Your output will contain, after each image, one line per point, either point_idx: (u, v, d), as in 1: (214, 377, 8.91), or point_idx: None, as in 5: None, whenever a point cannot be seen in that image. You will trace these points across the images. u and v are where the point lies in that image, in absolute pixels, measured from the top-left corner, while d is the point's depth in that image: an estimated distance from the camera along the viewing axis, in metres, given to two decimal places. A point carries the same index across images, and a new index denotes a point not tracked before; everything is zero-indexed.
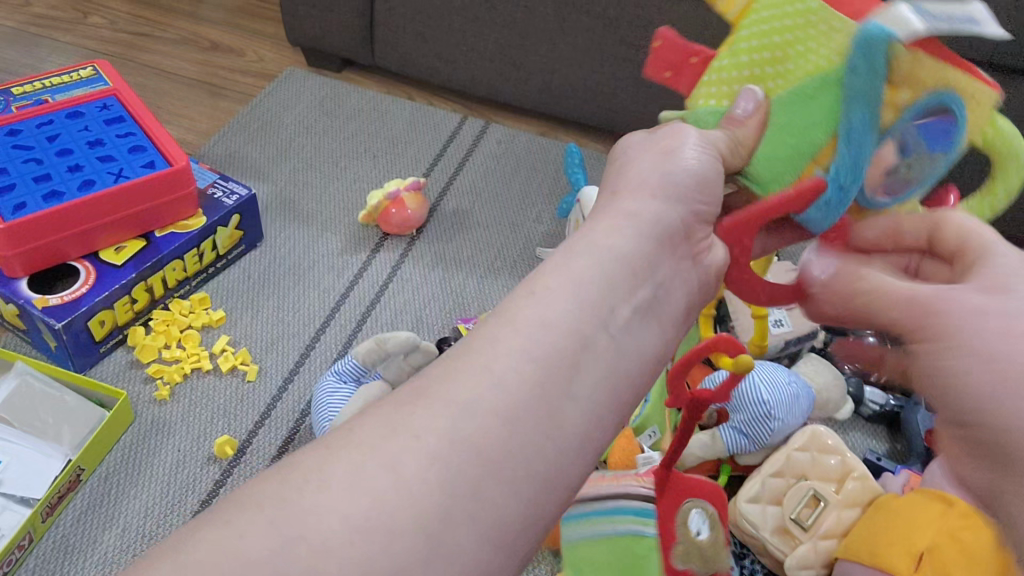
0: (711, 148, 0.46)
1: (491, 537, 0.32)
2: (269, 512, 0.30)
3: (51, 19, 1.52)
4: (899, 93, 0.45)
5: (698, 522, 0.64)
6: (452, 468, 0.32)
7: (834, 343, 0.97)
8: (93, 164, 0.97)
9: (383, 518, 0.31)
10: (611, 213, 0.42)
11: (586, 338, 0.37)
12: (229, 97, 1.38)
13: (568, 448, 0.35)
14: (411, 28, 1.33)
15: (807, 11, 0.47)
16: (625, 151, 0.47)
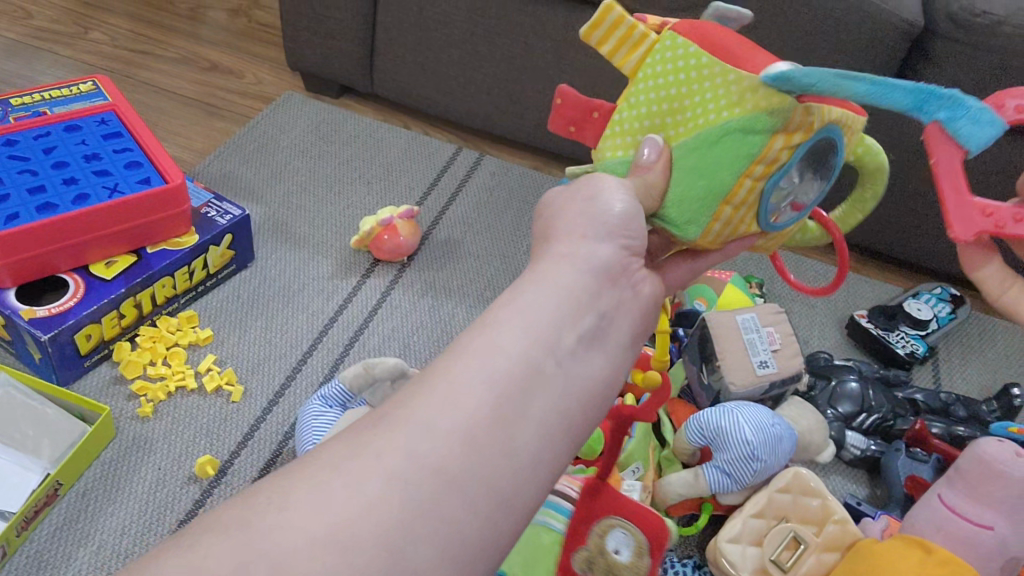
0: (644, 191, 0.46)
1: (455, 558, 0.32)
2: (233, 531, 0.30)
3: (52, 33, 1.53)
4: (793, 135, 0.46)
5: (614, 541, 0.69)
6: (411, 488, 0.32)
7: (818, 388, 0.97)
8: (88, 178, 0.97)
9: (345, 535, 0.30)
10: (577, 244, 0.41)
11: (533, 367, 0.36)
12: (226, 118, 1.39)
13: (522, 471, 0.34)
14: (410, 59, 1.35)
15: (699, 66, 0.48)
16: (547, 203, 0.45)
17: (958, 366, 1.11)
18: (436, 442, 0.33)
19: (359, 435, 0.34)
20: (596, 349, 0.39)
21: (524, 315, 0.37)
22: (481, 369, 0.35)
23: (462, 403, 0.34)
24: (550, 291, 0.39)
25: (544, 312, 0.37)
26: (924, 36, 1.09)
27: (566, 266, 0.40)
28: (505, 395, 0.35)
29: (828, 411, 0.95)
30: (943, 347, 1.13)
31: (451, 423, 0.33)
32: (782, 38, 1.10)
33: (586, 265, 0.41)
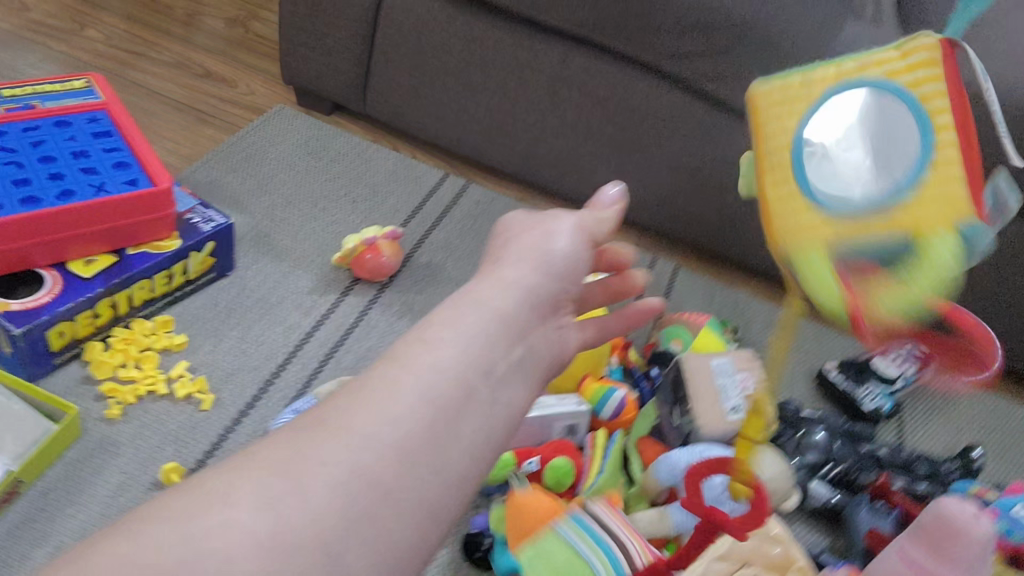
0: (579, 233, 0.54)
1: (382, 560, 0.37)
2: (182, 525, 0.33)
3: (47, 27, 1.53)
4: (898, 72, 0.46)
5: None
6: (349, 493, 0.37)
7: (785, 435, 0.99)
8: (75, 175, 0.97)
9: (288, 534, 0.34)
10: (500, 273, 0.49)
11: (468, 388, 0.42)
12: (215, 124, 1.39)
13: (447, 488, 0.40)
14: (404, 82, 1.36)
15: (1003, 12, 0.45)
16: (504, 229, 0.55)
17: (921, 424, 1.13)
18: (376, 449, 0.38)
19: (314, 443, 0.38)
20: (514, 381, 0.45)
21: (459, 340, 0.44)
22: (415, 389, 0.41)
23: (398, 417, 0.39)
24: (483, 317, 0.46)
25: (477, 341, 0.44)
26: None
27: (496, 293, 0.48)
28: (441, 407, 0.41)
29: (795, 458, 0.97)
30: (908, 405, 1.15)
31: (385, 435, 0.39)
32: None
33: (515, 298, 0.48)
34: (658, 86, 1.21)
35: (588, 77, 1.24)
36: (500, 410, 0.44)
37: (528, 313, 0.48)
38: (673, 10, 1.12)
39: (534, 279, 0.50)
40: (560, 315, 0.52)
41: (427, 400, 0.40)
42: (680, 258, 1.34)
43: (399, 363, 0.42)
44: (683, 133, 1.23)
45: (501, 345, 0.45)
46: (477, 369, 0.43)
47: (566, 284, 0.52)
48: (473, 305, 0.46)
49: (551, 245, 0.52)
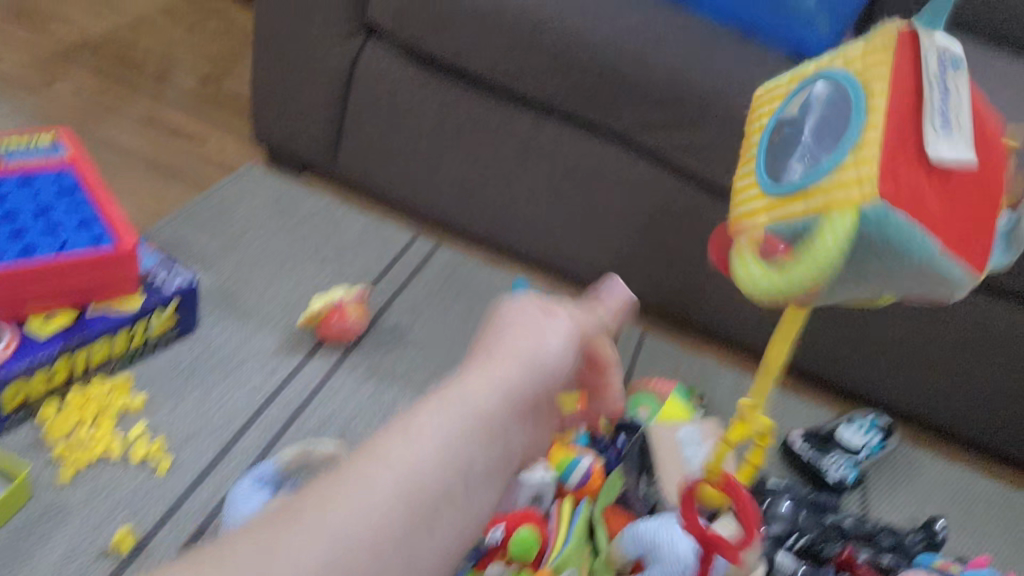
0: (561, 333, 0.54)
1: None
2: None
3: (17, 80, 1.52)
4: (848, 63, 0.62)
5: None
6: None
7: (751, 504, 0.98)
8: (38, 231, 0.96)
9: None
10: (484, 366, 0.49)
11: (446, 492, 0.42)
12: (184, 181, 1.39)
13: None
14: (377, 145, 1.37)
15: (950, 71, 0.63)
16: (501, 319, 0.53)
17: (885, 494, 1.14)
18: (342, 546, 0.37)
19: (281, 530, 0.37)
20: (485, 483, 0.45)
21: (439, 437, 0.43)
22: (395, 490, 0.40)
23: (375, 519, 0.39)
24: (468, 414, 0.45)
25: (458, 443, 0.43)
26: None
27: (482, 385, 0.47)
28: (412, 509, 0.40)
29: (761, 528, 0.96)
30: (872, 475, 1.16)
31: (364, 536, 0.38)
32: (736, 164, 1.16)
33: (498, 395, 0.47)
34: (626, 155, 1.24)
35: (558, 145, 1.26)
36: (470, 511, 0.44)
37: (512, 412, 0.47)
38: (642, 83, 1.15)
39: (520, 377, 0.49)
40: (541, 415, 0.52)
41: (405, 503, 0.40)
42: (647, 323, 1.35)
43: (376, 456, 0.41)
44: (650, 201, 1.25)
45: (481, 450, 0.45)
46: (454, 473, 0.42)
47: (551, 383, 0.52)
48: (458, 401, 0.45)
49: (541, 343, 0.52)
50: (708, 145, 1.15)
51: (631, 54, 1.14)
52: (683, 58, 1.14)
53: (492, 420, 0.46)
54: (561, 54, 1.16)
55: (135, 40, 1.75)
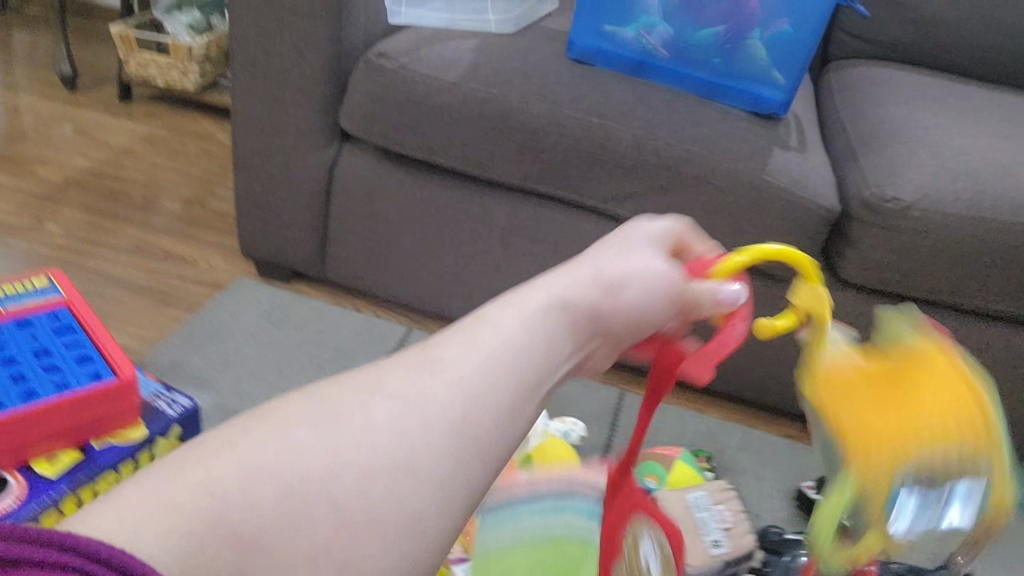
0: (539, 319, 0.48)
1: None
2: None
3: (6, 226, 1.56)
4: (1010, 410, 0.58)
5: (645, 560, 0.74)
6: None
7: (772, 562, 0.95)
8: (37, 375, 0.97)
9: None
10: (433, 357, 0.44)
11: (320, 474, 0.37)
12: (177, 305, 1.41)
13: None
14: (361, 247, 1.40)
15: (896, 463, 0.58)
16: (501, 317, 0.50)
17: None
18: (425, 422, 0.40)
19: (337, 400, 0.41)
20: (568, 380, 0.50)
21: (479, 360, 0.44)
22: (258, 460, 0.37)
23: (224, 476, 0.36)
24: (512, 341, 0.46)
25: (525, 353, 0.45)
26: (842, 219, 1.19)
27: (517, 318, 0.47)
28: (465, 398, 0.42)
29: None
30: None
31: (207, 486, 0.35)
32: (713, 223, 1.18)
33: (553, 320, 0.48)
34: (605, 227, 1.27)
35: (537, 225, 1.29)
36: (530, 411, 0.45)
37: (569, 338, 0.49)
38: (611, 156, 1.18)
39: (461, 373, 0.43)
40: (608, 342, 0.54)
41: (266, 468, 0.37)
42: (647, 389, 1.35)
43: (422, 372, 0.43)
44: None
45: (546, 368, 0.46)
46: (523, 381, 0.44)
47: (527, 356, 0.45)
48: (486, 336, 0.45)
49: (487, 338, 0.45)
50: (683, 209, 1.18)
51: (597, 130, 1.17)
52: (648, 128, 1.17)
53: (550, 346, 0.47)
54: (530, 138, 1.20)
55: (118, 172, 1.80)
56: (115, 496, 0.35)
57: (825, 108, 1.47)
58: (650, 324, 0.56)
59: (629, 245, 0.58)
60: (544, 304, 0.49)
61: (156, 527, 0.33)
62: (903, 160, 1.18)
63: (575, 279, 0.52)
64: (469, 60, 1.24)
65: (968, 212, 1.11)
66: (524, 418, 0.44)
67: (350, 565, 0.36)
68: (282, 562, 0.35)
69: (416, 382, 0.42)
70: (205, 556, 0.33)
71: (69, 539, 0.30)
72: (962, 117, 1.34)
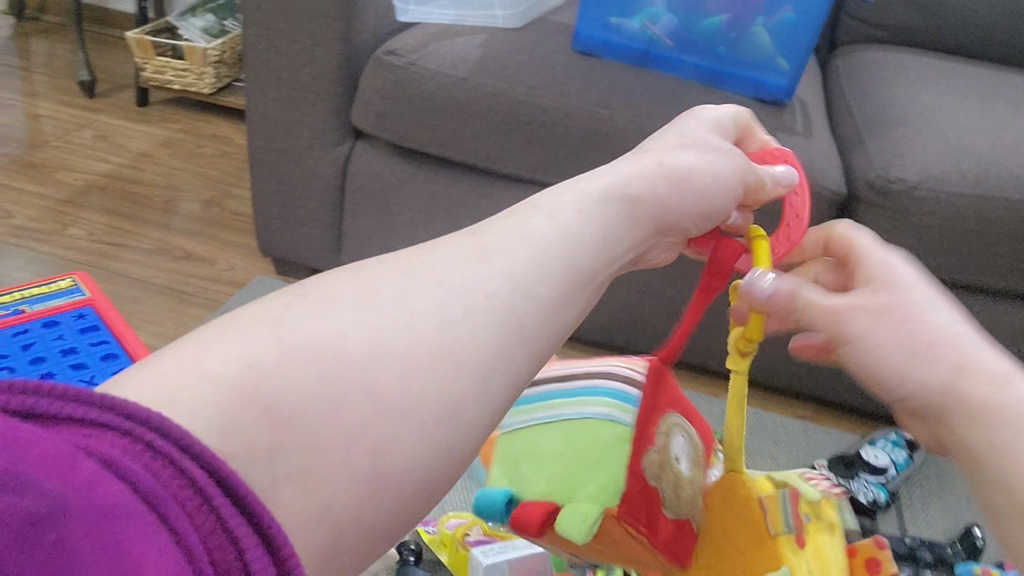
0: (590, 215, 0.53)
1: None
2: None
3: (31, 231, 1.60)
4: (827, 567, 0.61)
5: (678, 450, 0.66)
6: None
7: None
8: (65, 371, 1.01)
9: None
10: (485, 245, 0.48)
11: (354, 357, 0.39)
12: (198, 303, 1.44)
13: None
14: (377, 243, 1.42)
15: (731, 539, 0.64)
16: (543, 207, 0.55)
17: (920, 511, 1.14)
18: (471, 307, 0.44)
19: (384, 280, 0.44)
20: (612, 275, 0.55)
21: (529, 249, 0.49)
22: (292, 345, 0.39)
23: (254, 361, 0.37)
24: (562, 234, 0.51)
25: (576, 245, 0.51)
26: (849, 202, 1.20)
27: (572, 214, 0.52)
28: (517, 285, 0.46)
29: None
30: (904, 494, 1.17)
31: (236, 374, 0.37)
32: None
33: (611, 210, 0.55)
34: None
35: None
36: (579, 295, 0.50)
37: (625, 228, 0.55)
38: (618, 146, 1.20)
39: (517, 262, 0.47)
40: (668, 231, 0.61)
41: (300, 353, 0.38)
42: None
43: (478, 256, 0.47)
44: None
45: (592, 262, 0.52)
46: (577, 271, 0.50)
47: (575, 251, 0.51)
48: (536, 228, 0.50)
49: (539, 231, 0.50)
50: None
51: (605, 119, 1.19)
52: (655, 117, 1.19)
53: (608, 233, 0.54)
54: (539, 130, 1.22)
55: (138, 175, 1.84)
56: (141, 378, 0.36)
57: (833, 92, 1.48)
58: (708, 207, 0.62)
59: (685, 138, 0.64)
60: (597, 198, 0.55)
61: (188, 403, 0.35)
62: (908, 141, 1.19)
63: (631, 171, 0.58)
64: (477, 54, 1.26)
65: (973, 191, 1.12)
66: (567, 308, 0.49)
67: (382, 447, 0.38)
68: (315, 440, 0.37)
69: (470, 265, 0.46)
70: (238, 431, 0.35)
71: (109, 399, 0.33)
72: (968, 97, 1.35)
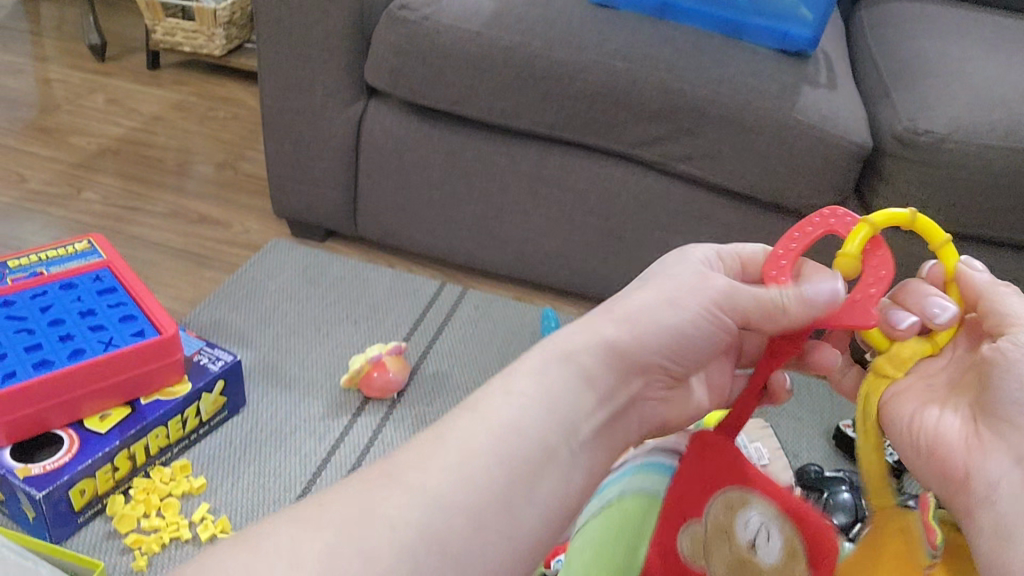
0: (557, 382, 0.49)
1: None
2: None
3: (46, 195, 1.59)
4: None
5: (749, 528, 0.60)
6: None
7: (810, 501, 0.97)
8: (83, 334, 1.00)
9: None
10: (462, 417, 0.46)
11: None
12: (215, 266, 1.43)
13: None
14: (392, 202, 1.41)
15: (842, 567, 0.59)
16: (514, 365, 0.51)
17: None
18: (447, 499, 0.41)
19: (359, 482, 0.42)
20: (577, 458, 0.48)
21: (451, 460, 0.43)
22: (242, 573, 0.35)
23: None
24: (533, 411, 0.47)
25: (550, 415, 0.47)
26: (874, 156, 1.18)
27: (501, 403, 0.47)
28: (493, 468, 0.44)
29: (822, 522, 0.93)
30: None
31: None
32: (746, 163, 1.18)
33: (547, 397, 0.48)
34: (634, 174, 1.27)
35: (565, 173, 1.29)
36: (552, 474, 0.46)
37: (588, 389, 0.50)
38: (638, 101, 1.17)
39: (495, 442, 0.45)
40: (648, 381, 0.57)
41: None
42: None
43: (453, 436, 0.45)
44: (664, 215, 1.29)
45: (536, 454, 0.46)
46: (544, 448, 0.46)
47: (537, 430, 0.46)
48: (461, 434, 0.45)
49: (502, 410, 0.46)
50: (711, 151, 1.19)
51: (623, 73, 1.16)
52: (675, 71, 1.16)
53: (576, 403, 0.49)
54: (555, 85, 1.19)
55: (151, 139, 1.82)
56: None
57: (857, 44, 1.44)
58: (682, 348, 0.57)
59: (654, 282, 0.59)
60: (532, 379, 0.49)
61: None
62: (936, 93, 1.16)
63: (584, 336, 0.53)
64: (492, 8, 1.23)
65: (1004, 143, 1.09)
66: (510, 518, 0.43)
67: None
68: None
69: (439, 452, 0.44)
70: None
71: None
72: (997, 48, 1.31)
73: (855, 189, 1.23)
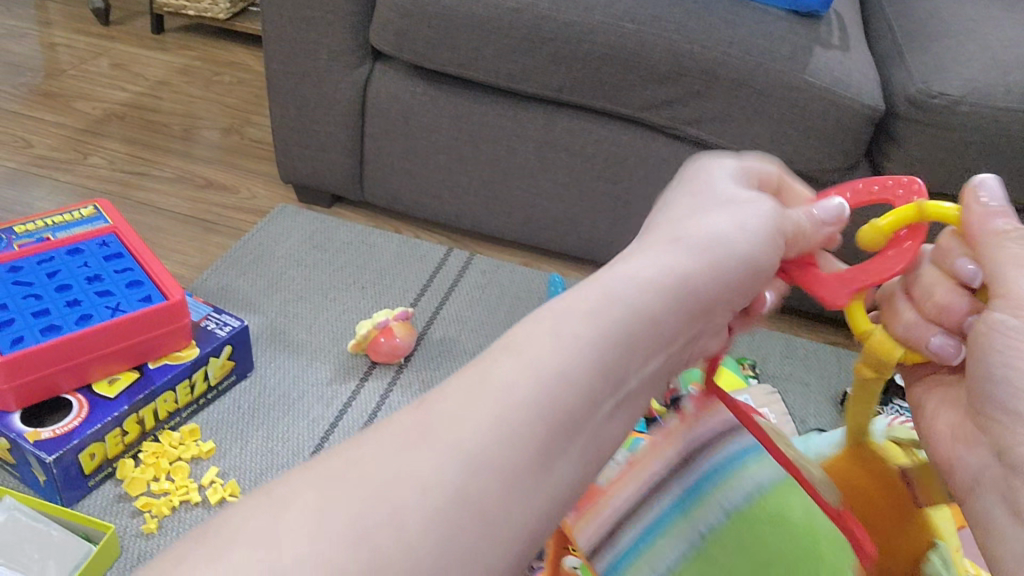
0: (609, 317, 0.41)
1: None
2: None
3: (52, 160, 1.58)
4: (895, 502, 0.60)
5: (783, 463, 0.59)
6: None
7: None
8: (91, 299, 1.00)
9: None
10: (494, 364, 0.38)
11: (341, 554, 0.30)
12: (221, 231, 1.43)
13: None
14: (399, 166, 1.40)
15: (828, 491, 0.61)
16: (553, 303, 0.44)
17: None
18: (472, 461, 0.34)
19: (367, 446, 0.35)
20: (618, 414, 0.41)
21: (484, 413, 0.36)
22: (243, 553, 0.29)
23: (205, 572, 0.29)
24: (581, 355, 0.39)
25: (599, 359, 0.40)
26: (887, 119, 1.16)
27: (550, 343, 0.39)
28: (527, 424, 0.36)
29: None
30: None
31: None
32: (755, 125, 1.17)
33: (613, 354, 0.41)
34: (643, 138, 1.26)
35: (573, 137, 1.28)
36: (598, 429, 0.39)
37: (645, 328, 0.42)
38: (647, 63, 1.16)
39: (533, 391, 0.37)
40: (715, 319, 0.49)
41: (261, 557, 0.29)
42: None
43: (481, 388, 0.37)
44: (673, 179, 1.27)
45: (586, 410, 0.39)
46: (590, 400, 0.39)
47: (584, 379, 0.39)
48: (503, 385, 0.37)
49: (538, 354, 0.39)
50: (721, 115, 1.17)
51: (631, 35, 1.14)
52: (685, 31, 1.14)
53: (631, 345, 0.41)
54: (563, 48, 1.18)
55: (156, 104, 1.81)
56: None
57: (872, 4, 1.42)
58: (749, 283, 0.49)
59: (709, 202, 0.51)
60: (588, 315, 0.41)
61: None
62: (953, 54, 1.14)
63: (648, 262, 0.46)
64: None
65: (1020, 106, 1.08)
66: (547, 478, 0.37)
67: None
68: None
69: (463, 407, 0.36)
70: None
71: None
72: (1014, 7, 1.28)
73: (867, 153, 1.22)
